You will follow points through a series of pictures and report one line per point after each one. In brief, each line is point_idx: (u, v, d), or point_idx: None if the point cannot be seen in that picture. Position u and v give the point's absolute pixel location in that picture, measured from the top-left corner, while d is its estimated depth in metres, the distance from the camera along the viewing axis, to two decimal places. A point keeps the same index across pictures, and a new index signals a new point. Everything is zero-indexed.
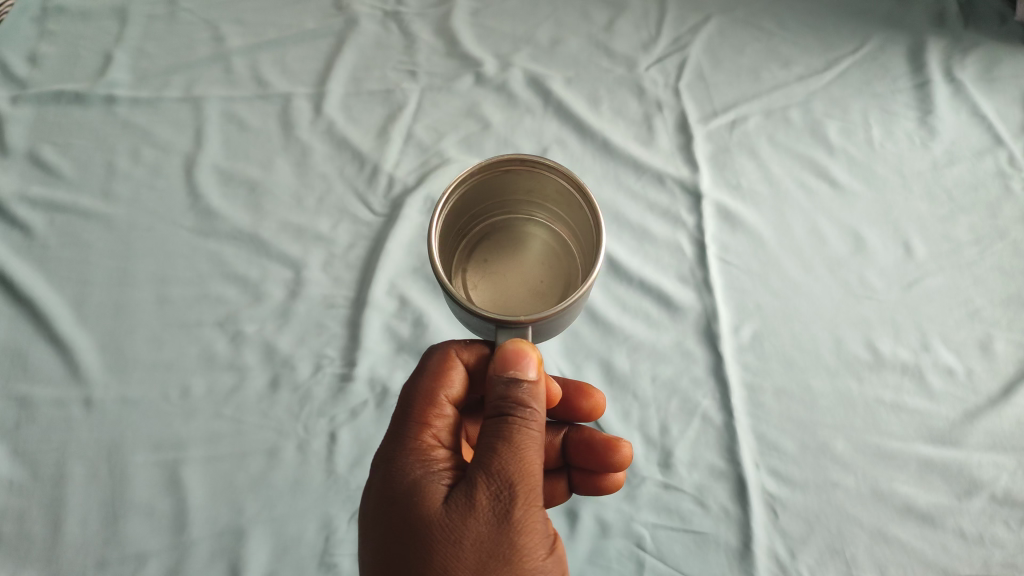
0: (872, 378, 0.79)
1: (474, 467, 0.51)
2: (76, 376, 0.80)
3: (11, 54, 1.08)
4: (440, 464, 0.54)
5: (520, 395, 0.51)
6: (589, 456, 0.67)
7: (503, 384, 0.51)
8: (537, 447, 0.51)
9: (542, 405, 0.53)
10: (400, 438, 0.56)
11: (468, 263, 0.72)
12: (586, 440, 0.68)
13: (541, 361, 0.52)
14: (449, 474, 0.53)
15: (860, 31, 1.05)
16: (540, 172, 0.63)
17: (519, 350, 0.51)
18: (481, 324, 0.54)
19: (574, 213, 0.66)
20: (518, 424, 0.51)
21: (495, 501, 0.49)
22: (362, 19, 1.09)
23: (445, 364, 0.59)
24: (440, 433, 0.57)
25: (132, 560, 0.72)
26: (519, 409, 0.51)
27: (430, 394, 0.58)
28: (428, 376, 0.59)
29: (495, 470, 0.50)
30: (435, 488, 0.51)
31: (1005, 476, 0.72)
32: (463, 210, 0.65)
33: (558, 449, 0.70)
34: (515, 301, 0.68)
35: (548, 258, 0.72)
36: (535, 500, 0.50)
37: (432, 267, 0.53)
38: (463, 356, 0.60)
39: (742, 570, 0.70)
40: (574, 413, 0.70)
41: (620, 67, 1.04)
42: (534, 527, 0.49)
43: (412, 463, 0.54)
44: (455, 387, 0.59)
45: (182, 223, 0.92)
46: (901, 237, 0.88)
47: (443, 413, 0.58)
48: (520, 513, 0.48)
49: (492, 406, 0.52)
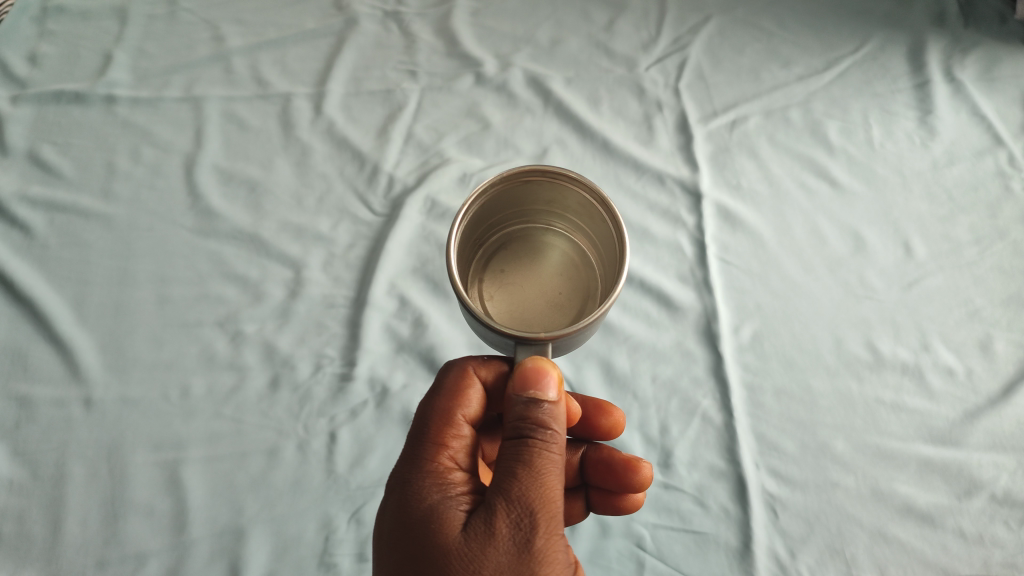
0: (873, 378, 0.79)
1: (493, 492, 0.51)
2: (76, 377, 0.80)
3: (11, 54, 1.07)
4: (457, 487, 0.54)
5: (541, 416, 0.51)
6: (608, 476, 0.67)
7: (524, 404, 0.51)
8: (557, 471, 0.51)
9: (561, 426, 0.53)
10: (416, 460, 0.56)
11: (484, 273, 0.72)
12: (605, 460, 0.67)
13: (561, 380, 0.52)
14: (466, 499, 0.53)
15: (860, 31, 1.05)
16: (562, 183, 0.63)
17: (539, 368, 0.51)
18: (500, 340, 0.54)
19: (595, 224, 0.66)
20: (538, 447, 0.51)
21: (516, 530, 0.49)
22: (362, 19, 1.09)
23: (462, 382, 0.59)
24: (457, 454, 0.57)
25: (131, 560, 0.72)
26: (539, 431, 0.51)
27: (446, 413, 0.58)
28: (446, 394, 0.59)
29: (516, 497, 0.50)
30: (453, 514, 0.51)
31: (1005, 476, 0.72)
32: (482, 218, 0.65)
33: (575, 469, 0.69)
34: (533, 311, 0.68)
35: (566, 269, 0.72)
36: (556, 528, 0.50)
37: (451, 281, 0.52)
38: (481, 373, 0.60)
39: (742, 570, 0.70)
40: (593, 431, 0.70)
41: (620, 67, 1.04)
42: (556, 556, 0.49)
43: (429, 487, 0.53)
44: (472, 405, 0.59)
45: (182, 223, 0.92)
46: (902, 237, 0.88)
47: (460, 433, 0.58)
48: (541, 542, 0.48)
49: (512, 427, 0.52)
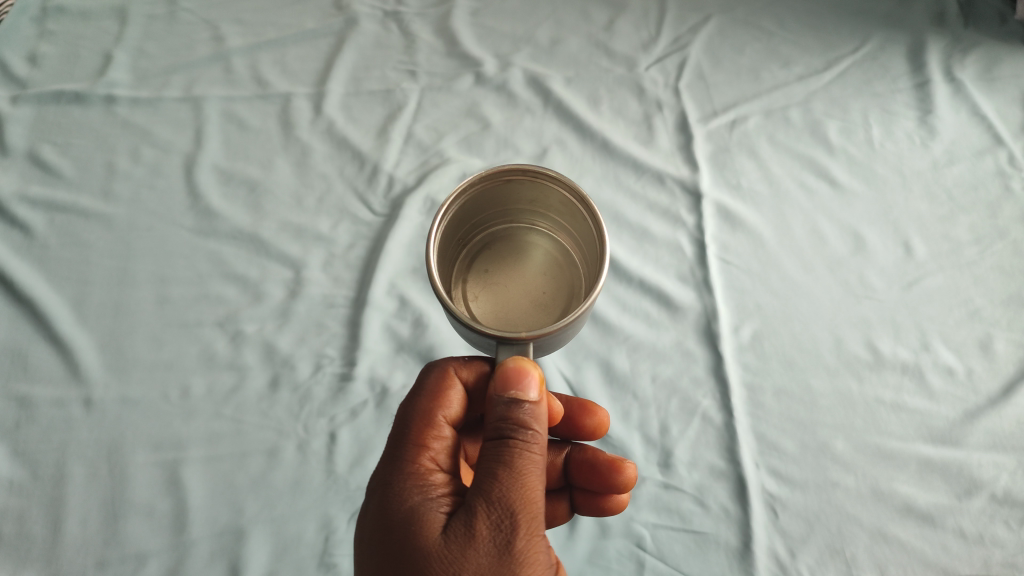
0: (872, 377, 0.79)
1: (474, 494, 0.50)
2: (76, 377, 0.80)
3: (11, 54, 1.08)
4: (439, 489, 0.54)
5: (521, 416, 0.51)
6: (592, 476, 0.66)
7: (504, 405, 0.51)
8: (538, 471, 0.51)
9: (542, 426, 0.53)
10: (397, 461, 0.56)
11: (469, 273, 0.72)
12: (590, 460, 0.67)
13: (542, 380, 0.52)
14: (447, 500, 0.53)
15: (860, 31, 1.05)
16: (543, 182, 0.63)
17: (520, 369, 0.51)
18: (481, 340, 0.54)
19: (578, 223, 0.66)
20: (519, 447, 0.51)
21: (496, 531, 0.49)
22: (362, 19, 1.09)
23: (444, 384, 0.60)
24: (438, 456, 0.57)
25: (132, 560, 0.72)
26: (520, 432, 0.51)
27: (428, 414, 0.58)
28: (427, 396, 0.59)
29: (496, 498, 0.50)
30: (434, 516, 0.51)
31: (1006, 476, 0.72)
32: (464, 219, 0.65)
33: (559, 470, 0.69)
34: (517, 311, 0.68)
35: (551, 268, 0.72)
36: (537, 529, 0.50)
37: (432, 282, 0.52)
38: (462, 374, 0.61)
39: (742, 570, 0.70)
40: (578, 432, 0.70)
41: (620, 67, 1.04)
42: (536, 557, 0.48)
43: (411, 488, 0.53)
44: (453, 407, 0.59)
45: (182, 223, 0.92)
46: (901, 237, 0.88)
47: (441, 435, 0.58)
48: (521, 543, 0.48)
49: (493, 428, 0.52)
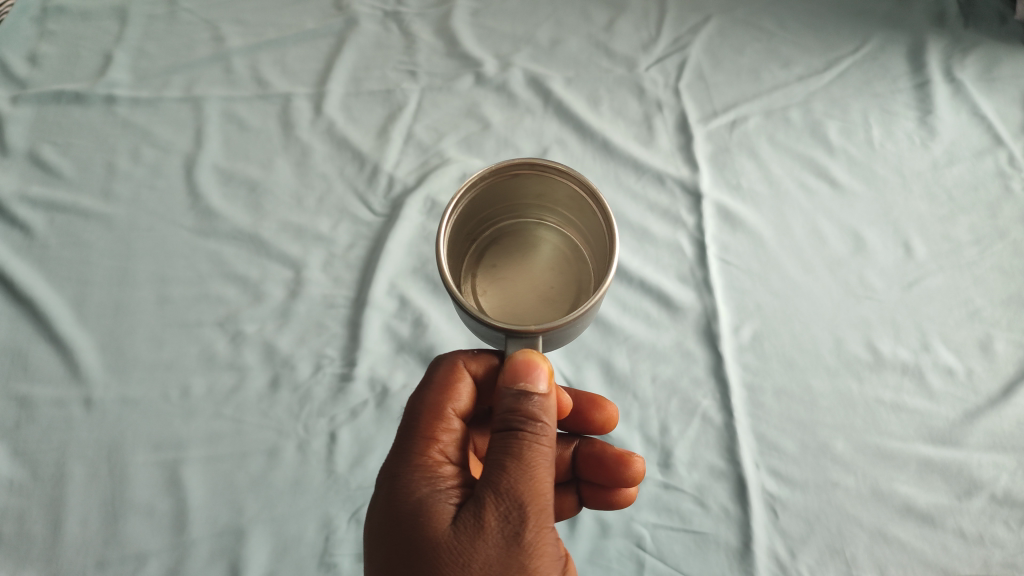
0: (873, 377, 0.79)
1: (482, 486, 0.50)
2: (76, 377, 0.80)
3: (11, 54, 1.08)
4: (447, 481, 0.54)
5: (530, 409, 0.51)
6: (599, 470, 0.67)
7: (513, 397, 0.51)
8: (546, 463, 0.51)
9: (552, 418, 0.52)
10: (405, 454, 0.56)
11: (478, 268, 0.72)
12: (597, 454, 0.68)
13: (552, 373, 0.52)
14: (456, 492, 0.53)
15: (860, 32, 1.05)
16: (551, 176, 0.63)
17: (529, 361, 0.51)
18: (489, 333, 0.53)
19: (586, 218, 0.66)
20: (527, 440, 0.50)
21: (504, 523, 0.49)
22: (362, 19, 1.09)
23: (452, 377, 0.60)
24: (446, 448, 0.57)
25: (132, 560, 0.72)
26: (529, 424, 0.51)
27: (436, 407, 0.58)
28: (435, 389, 0.59)
29: (504, 489, 0.49)
30: (442, 507, 0.51)
31: (1005, 476, 0.72)
32: (473, 214, 0.65)
33: (567, 463, 0.70)
34: (524, 305, 0.67)
35: (558, 263, 0.72)
36: (545, 521, 0.50)
37: (441, 276, 0.52)
38: (471, 366, 0.62)
39: (742, 570, 0.70)
40: (586, 426, 0.70)
41: (620, 67, 1.04)
42: (544, 549, 0.49)
43: (419, 480, 0.53)
44: (461, 400, 0.59)
45: (182, 223, 0.92)
46: (902, 237, 0.88)
47: (449, 427, 0.58)
48: (529, 535, 0.48)
49: (502, 420, 0.52)
